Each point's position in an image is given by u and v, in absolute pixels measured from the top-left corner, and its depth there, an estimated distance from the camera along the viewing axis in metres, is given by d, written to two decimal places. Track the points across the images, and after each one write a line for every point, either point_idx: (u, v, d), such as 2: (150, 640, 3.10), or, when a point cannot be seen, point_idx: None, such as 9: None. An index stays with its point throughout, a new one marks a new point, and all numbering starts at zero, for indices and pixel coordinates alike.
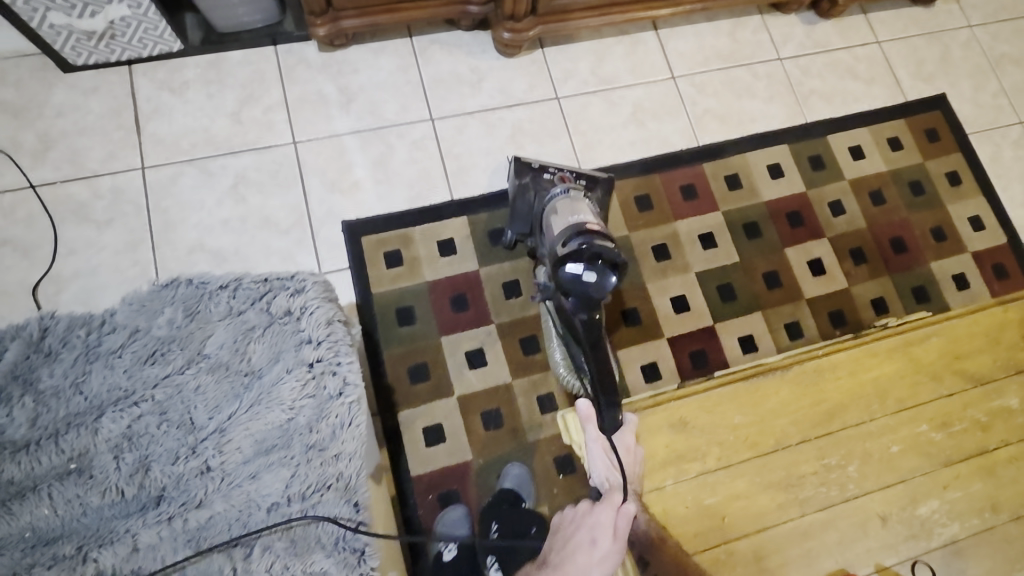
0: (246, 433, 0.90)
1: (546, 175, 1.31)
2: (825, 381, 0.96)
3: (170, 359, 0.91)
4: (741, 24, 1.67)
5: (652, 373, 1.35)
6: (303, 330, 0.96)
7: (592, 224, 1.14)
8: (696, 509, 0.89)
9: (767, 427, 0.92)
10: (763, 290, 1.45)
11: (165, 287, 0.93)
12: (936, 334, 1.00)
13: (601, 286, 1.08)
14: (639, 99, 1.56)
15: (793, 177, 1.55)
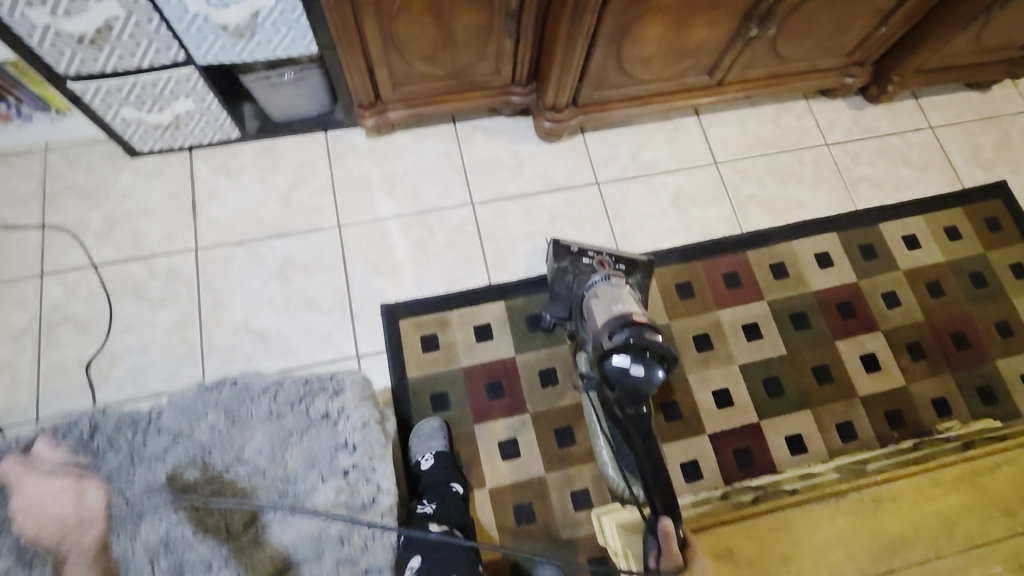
0: (281, 534, 1.03)
1: (585, 259, 1.32)
2: (880, 512, 0.83)
3: (215, 462, 1.08)
4: (785, 109, 1.67)
5: (693, 472, 1.28)
6: (339, 435, 1.09)
7: (637, 315, 1.13)
8: None
9: (816, 563, 0.80)
10: (814, 385, 1.37)
11: (211, 393, 1.09)
12: (1009, 461, 0.87)
13: (649, 380, 1.05)
14: (680, 186, 1.56)
15: (842, 267, 1.50)
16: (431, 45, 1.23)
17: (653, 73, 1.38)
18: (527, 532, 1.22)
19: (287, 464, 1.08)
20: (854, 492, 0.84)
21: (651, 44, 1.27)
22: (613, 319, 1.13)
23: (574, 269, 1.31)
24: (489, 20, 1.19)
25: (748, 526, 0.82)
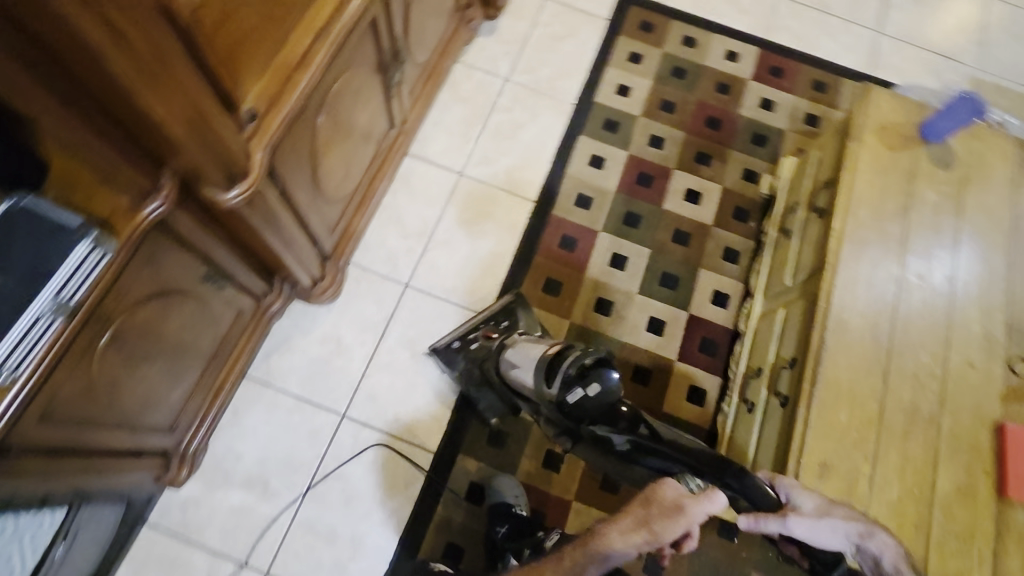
0: None
1: (473, 343, 1.34)
2: (847, 324, 1.03)
3: None
4: (454, 83, 1.65)
5: (695, 394, 1.40)
6: None
7: (552, 347, 1.13)
8: (894, 507, 0.94)
9: (858, 398, 0.99)
10: (687, 251, 1.52)
11: None
12: (855, 211, 1.12)
13: (610, 387, 0.99)
14: (459, 218, 1.50)
15: (612, 153, 1.61)
16: (168, 371, 0.98)
17: (354, 173, 1.26)
18: (670, 569, 1.26)
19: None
20: (824, 333, 1.03)
21: (335, 164, 1.14)
22: (541, 369, 1.10)
23: (472, 361, 1.32)
24: (195, 298, 0.97)
25: (813, 426, 0.97)
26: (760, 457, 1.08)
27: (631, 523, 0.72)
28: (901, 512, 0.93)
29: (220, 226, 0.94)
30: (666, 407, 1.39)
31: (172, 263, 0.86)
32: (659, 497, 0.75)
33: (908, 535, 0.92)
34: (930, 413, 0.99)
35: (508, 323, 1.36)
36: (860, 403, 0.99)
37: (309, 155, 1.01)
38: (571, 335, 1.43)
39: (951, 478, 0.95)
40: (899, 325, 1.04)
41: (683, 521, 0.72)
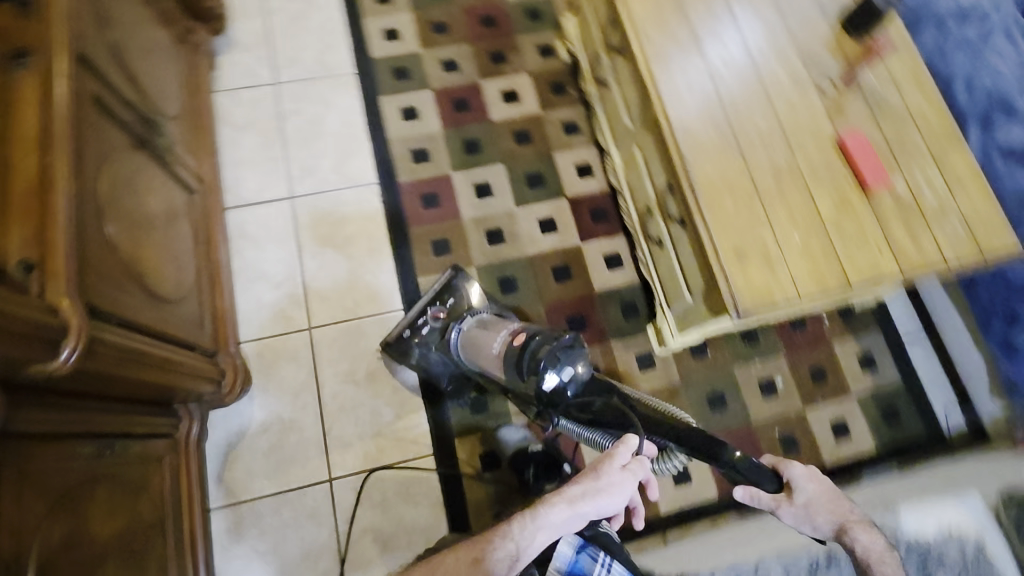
0: None
1: (425, 327, 1.24)
2: (692, 130, 1.11)
3: None
4: (227, 116, 1.49)
5: (613, 261, 1.47)
6: None
7: (517, 335, 1.02)
8: (804, 252, 1.06)
9: (734, 185, 1.09)
10: (535, 147, 1.54)
11: None
12: (646, 32, 1.17)
13: (580, 371, 0.93)
14: (318, 239, 1.41)
15: (418, 97, 1.56)
16: (125, 556, 0.90)
17: (184, 259, 1.13)
18: (677, 409, 1.37)
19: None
20: (680, 149, 1.10)
21: (158, 261, 1.02)
22: (507, 359, 1.01)
23: (426, 344, 1.24)
24: (102, 475, 0.87)
25: (713, 228, 1.06)
26: (690, 279, 1.17)
27: (567, 500, 0.82)
28: (810, 252, 1.06)
29: (80, 394, 0.83)
30: (597, 286, 1.44)
31: (46, 460, 0.76)
32: (600, 470, 0.83)
33: (824, 266, 1.05)
34: (789, 163, 1.11)
35: (456, 300, 1.26)
36: (737, 188, 1.09)
37: (122, 269, 0.89)
38: (484, 277, 1.43)
39: (830, 204, 1.09)
40: (731, 108, 1.13)
41: (615, 492, 0.81)
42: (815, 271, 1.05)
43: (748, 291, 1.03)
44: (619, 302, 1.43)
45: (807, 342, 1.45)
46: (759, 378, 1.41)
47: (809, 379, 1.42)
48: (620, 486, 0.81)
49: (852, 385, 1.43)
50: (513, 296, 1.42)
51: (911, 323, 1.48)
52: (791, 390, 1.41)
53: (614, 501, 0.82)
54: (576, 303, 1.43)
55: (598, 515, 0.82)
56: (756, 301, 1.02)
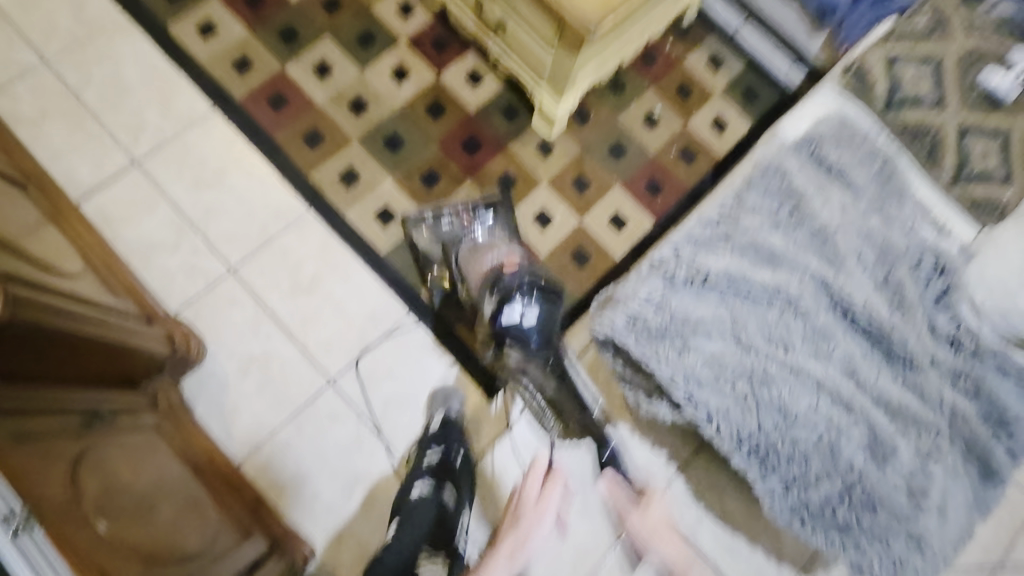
0: (841, 233, 1.03)
1: (444, 224, 1.35)
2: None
3: (824, 326, 0.98)
4: (15, 115, 1.32)
5: (474, 77, 1.50)
6: (734, 224, 1.03)
7: (509, 260, 1.22)
8: None
9: None
10: (348, 9, 1.51)
11: (777, 365, 0.94)
12: None
13: (550, 312, 1.14)
14: (190, 187, 1.34)
15: (207, 11, 1.46)
16: (168, 510, 0.89)
17: (66, 245, 1.05)
18: (590, 173, 1.48)
19: (741, 332, 0.96)
20: None
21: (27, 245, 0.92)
22: (493, 276, 1.20)
23: (440, 237, 1.35)
24: (104, 444, 0.85)
25: None
26: (541, 37, 1.24)
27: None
28: None
29: (41, 375, 0.77)
30: (472, 105, 1.49)
31: (44, 435, 0.74)
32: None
33: None
34: None
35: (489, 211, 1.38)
36: None
37: (0, 247, 0.82)
38: (369, 146, 1.42)
39: None
40: None
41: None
42: None
43: (588, 6, 1.10)
44: (498, 109, 1.49)
45: (663, 70, 1.60)
46: (641, 116, 1.55)
47: (678, 99, 1.59)
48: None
49: (712, 86, 1.61)
50: (404, 149, 1.43)
51: (730, 16, 1.68)
52: (667, 113, 1.57)
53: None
54: (462, 128, 1.47)
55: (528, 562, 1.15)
56: (601, 12, 1.10)
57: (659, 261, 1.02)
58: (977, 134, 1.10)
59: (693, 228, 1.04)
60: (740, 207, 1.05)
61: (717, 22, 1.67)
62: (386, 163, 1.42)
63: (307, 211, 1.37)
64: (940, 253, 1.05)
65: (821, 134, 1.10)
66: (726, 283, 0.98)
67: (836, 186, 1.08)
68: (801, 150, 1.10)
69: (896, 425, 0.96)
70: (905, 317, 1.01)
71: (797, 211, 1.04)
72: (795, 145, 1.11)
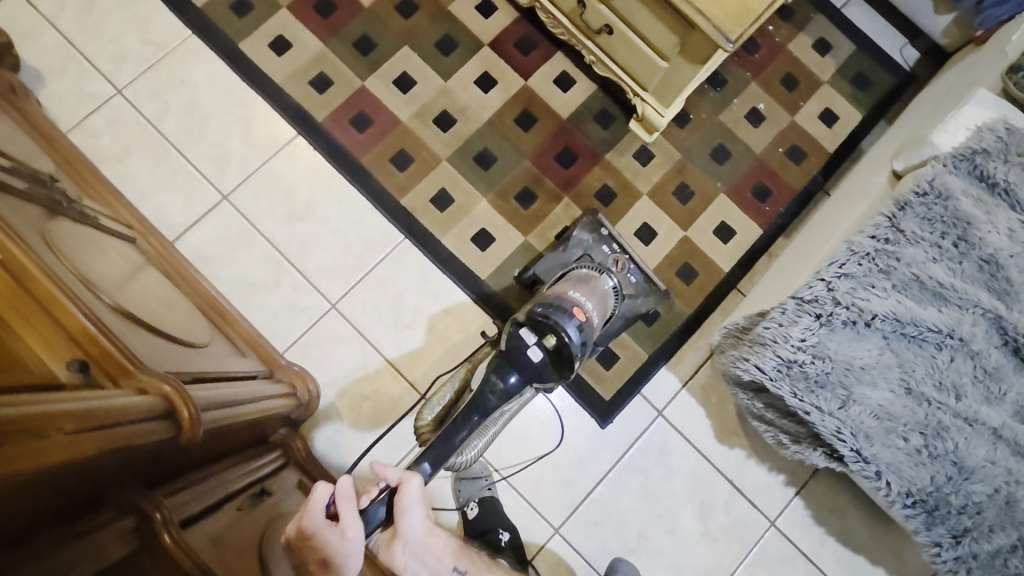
0: (1014, 262, 0.94)
1: (604, 248, 1.24)
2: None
3: (999, 368, 0.91)
4: (97, 152, 1.27)
5: (563, 80, 1.41)
6: (895, 258, 0.95)
7: (579, 310, 1.05)
8: None
9: None
10: (425, 11, 1.41)
11: (951, 417, 0.88)
12: None
13: (537, 371, 1.01)
14: (282, 220, 1.29)
15: (279, 22, 1.37)
16: None
17: (179, 300, 0.99)
18: (693, 180, 1.40)
19: (910, 379, 0.90)
20: None
21: (164, 312, 0.89)
22: (557, 298, 1.07)
23: (584, 250, 1.25)
24: (270, 518, 0.85)
25: None
26: (658, 42, 1.12)
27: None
28: None
29: (206, 459, 0.77)
30: (563, 112, 1.40)
31: (226, 529, 0.73)
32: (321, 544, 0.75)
33: None
34: None
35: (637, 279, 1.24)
36: None
37: (132, 329, 0.73)
38: (459, 165, 1.36)
39: None
40: None
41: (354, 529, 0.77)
42: None
43: (726, 15, 0.98)
44: (591, 115, 1.40)
45: (766, 59, 1.48)
46: (743, 113, 1.44)
47: (782, 90, 1.47)
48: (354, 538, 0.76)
49: (819, 73, 1.49)
50: (496, 166, 1.36)
51: None
52: (774, 108, 1.46)
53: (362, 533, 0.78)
54: (555, 139, 1.39)
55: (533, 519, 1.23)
56: (741, 20, 0.98)
57: (809, 299, 0.94)
58: None
59: (846, 262, 0.95)
60: (898, 236, 0.96)
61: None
62: (479, 182, 1.35)
63: (403, 238, 1.32)
64: None
65: (986, 147, 0.99)
66: (891, 325, 0.91)
67: (1003, 204, 0.98)
68: (961, 165, 0.99)
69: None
70: None
71: (963, 239, 0.95)
72: (954, 158, 0.99)
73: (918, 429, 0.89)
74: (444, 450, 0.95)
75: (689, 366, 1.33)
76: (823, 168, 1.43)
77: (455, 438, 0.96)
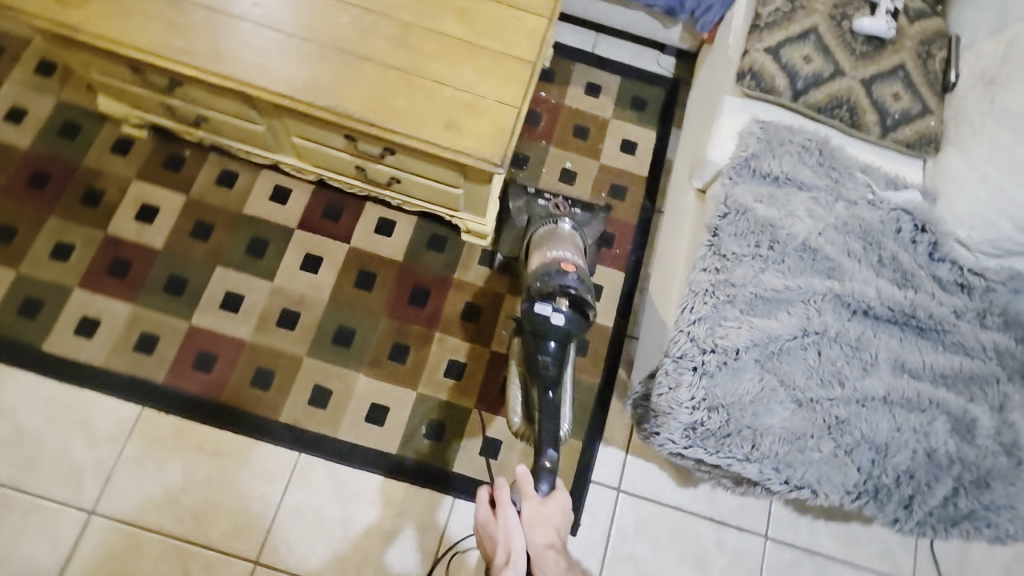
0: (824, 240, 1.01)
1: (540, 200, 1.24)
2: (308, 79, 1.01)
3: (860, 340, 0.96)
4: None
5: (383, 227, 1.41)
6: (732, 283, 0.99)
7: (567, 263, 1.05)
8: (489, 75, 1.05)
9: (388, 86, 1.02)
10: (222, 224, 1.37)
11: (843, 408, 0.92)
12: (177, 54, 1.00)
13: (568, 326, 0.97)
14: (166, 501, 1.19)
15: (75, 307, 1.28)
16: None
17: None
18: None
19: (796, 391, 0.93)
20: (318, 105, 1.00)
21: None
22: (543, 265, 1.06)
23: (528, 214, 1.23)
24: None
25: (412, 129, 1.01)
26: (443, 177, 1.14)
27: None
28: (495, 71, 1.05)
29: None
30: (396, 255, 1.39)
31: None
32: (488, 531, 0.85)
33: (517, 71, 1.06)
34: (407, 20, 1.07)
35: (584, 208, 1.25)
36: (392, 82, 1.03)
37: None
38: (321, 353, 1.31)
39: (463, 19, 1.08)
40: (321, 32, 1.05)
41: (515, 531, 0.82)
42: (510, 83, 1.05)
43: (486, 143, 1.01)
44: (424, 245, 1.40)
45: (553, 123, 1.56)
46: (556, 177, 1.51)
47: (579, 142, 1.55)
48: (512, 539, 0.82)
49: (603, 113, 1.58)
50: (357, 338, 1.33)
51: (579, 39, 1.64)
52: (580, 161, 1.53)
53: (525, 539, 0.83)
54: (401, 284, 1.37)
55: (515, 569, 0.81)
56: (499, 142, 1.01)
57: (680, 356, 0.96)
58: (880, 81, 1.09)
59: (693, 307, 0.98)
60: (724, 261, 1.01)
61: (574, 49, 1.63)
62: (348, 360, 1.31)
63: (298, 454, 1.24)
64: (912, 213, 1.04)
65: (753, 151, 1.07)
66: (756, 350, 0.94)
67: (793, 191, 1.06)
68: (742, 173, 1.06)
69: (961, 396, 0.96)
70: (914, 289, 1.01)
71: (777, 239, 1.01)
72: (734, 170, 1.06)
73: (823, 431, 0.92)
74: (552, 428, 0.94)
75: (623, 431, 1.33)
76: (645, 193, 1.52)
77: (555, 413, 0.96)
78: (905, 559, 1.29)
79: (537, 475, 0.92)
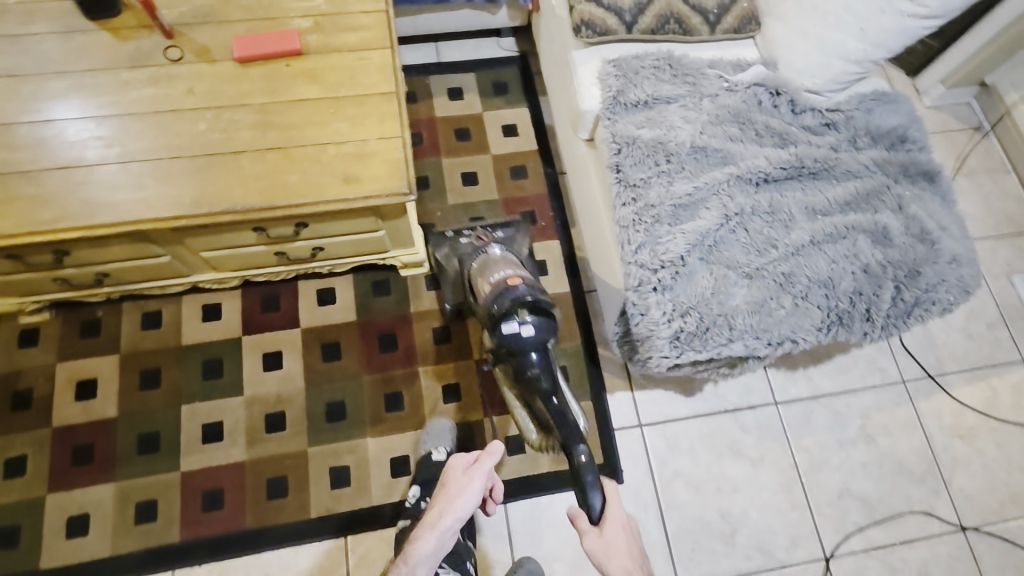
0: (707, 138, 1.12)
1: (463, 240, 1.22)
2: (195, 193, 1.01)
3: (771, 206, 1.09)
4: None
5: (324, 296, 1.40)
6: (652, 205, 1.07)
7: (512, 276, 1.04)
8: (368, 120, 1.08)
9: (279, 166, 1.04)
10: (166, 363, 1.32)
11: (781, 265, 1.05)
12: (60, 221, 0.98)
13: (534, 334, 0.98)
14: None
15: (55, 511, 1.20)
16: None
17: None
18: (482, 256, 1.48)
19: (741, 269, 1.05)
20: (218, 212, 1.01)
21: None
22: (491, 287, 1.05)
23: (456, 256, 1.22)
24: None
25: (314, 195, 1.03)
26: (360, 225, 1.16)
27: (429, 524, 0.85)
28: (369, 111, 1.09)
29: None
30: (348, 315, 1.39)
31: None
32: (449, 480, 0.91)
33: (389, 102, 1.10)
34: (265, 99, 1.08)
35: (503, 232, 1.24)
36: (279, 160, 1.04)
37: None
38: (321, 437, 1.30)
39: (317, 78, 1.11)
40: (191, 140, 1.04)
41: (469, 494, 0.87)
42: (389, 117, 1.09)
43: (388, 178, 1.05)
44: (370, 294, 1.42)
45: (433, 137, 1.61)
46: (460, 183, 1.56)
47: (465, 143, 1.60)
48: (453, 498, 0.87)
49: (473, 109, 1.65)
50: (349, 408, 1.32)
51: (421, 52, 1.70)
52: (473, 160, 1.59)
53: (470, 504, 0.87)
54: (366, 340, 1.38)
55: (456, 526, 0.85)
56: (400, 172, 1.05)
57: (639, 284, 1.04)
58: None
59: (629, 239, 1.06)
60: (637, 189, 1.09)
61: (421, 64, 1.68)
62: (351, 431, 1.31)
63: (345, 539, 1.23)
64: (765, 83, 1.16)
65: (616, 88, 1.15)
66: (694, 251, 1.05)
67: (665, 106, 1.15)
68: (617, 109, 1.15)
69: (868, 212, 1.10)
70: (795, 145, 1.14)
71: (670, 152, 1.11)
72: (609, 110, 1.15)
73: (776, 291, 1.04)
74: (573, 427, 0.99)
75: (621, 373, 1.42)
76: (544, 162, 1.60)
77: (565, 415, 1.00)
78: (889, 366, 1.47)
79: (587, 489, 0.92)
